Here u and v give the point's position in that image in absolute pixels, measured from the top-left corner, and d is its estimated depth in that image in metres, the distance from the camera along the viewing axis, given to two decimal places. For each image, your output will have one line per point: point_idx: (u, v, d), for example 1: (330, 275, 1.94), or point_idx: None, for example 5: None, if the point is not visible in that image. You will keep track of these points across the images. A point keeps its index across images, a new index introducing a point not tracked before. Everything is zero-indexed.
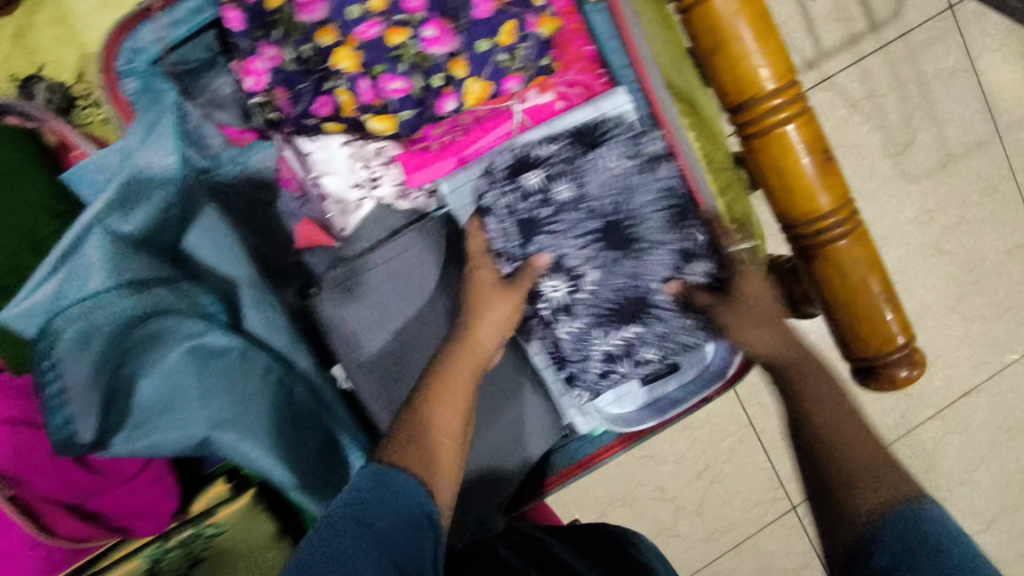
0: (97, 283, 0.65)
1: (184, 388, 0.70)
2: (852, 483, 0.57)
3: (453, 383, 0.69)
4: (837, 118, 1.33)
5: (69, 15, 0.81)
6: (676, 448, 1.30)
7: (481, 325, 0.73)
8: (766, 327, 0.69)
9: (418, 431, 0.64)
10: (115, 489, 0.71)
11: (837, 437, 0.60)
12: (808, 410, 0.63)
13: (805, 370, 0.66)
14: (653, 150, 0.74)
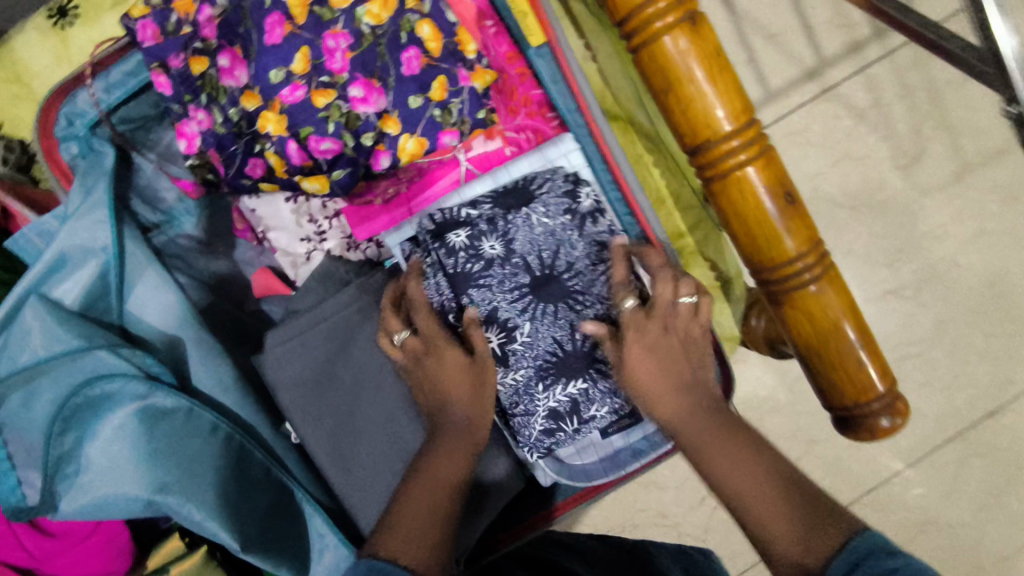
0: (34, 350, 0.63)
1: (131, 455, 0.64)
2: (778, 528, 0.53)
3: (441, 466, 0.63)
4: (842, 130, 1.12)
5: (25, 74, 0.82)
6: (677, 474, 1.13)
7: (455, 396, 0.66)
8: (665, 392, 0.63)
9: (409, 513, 0.59)
10: (68, 551, 0.68)
11: (752, 481, 0.56)
12: (718, 467, 0.58)
13: (707, 419, 0.61)
14: (583, 204, 0.72)
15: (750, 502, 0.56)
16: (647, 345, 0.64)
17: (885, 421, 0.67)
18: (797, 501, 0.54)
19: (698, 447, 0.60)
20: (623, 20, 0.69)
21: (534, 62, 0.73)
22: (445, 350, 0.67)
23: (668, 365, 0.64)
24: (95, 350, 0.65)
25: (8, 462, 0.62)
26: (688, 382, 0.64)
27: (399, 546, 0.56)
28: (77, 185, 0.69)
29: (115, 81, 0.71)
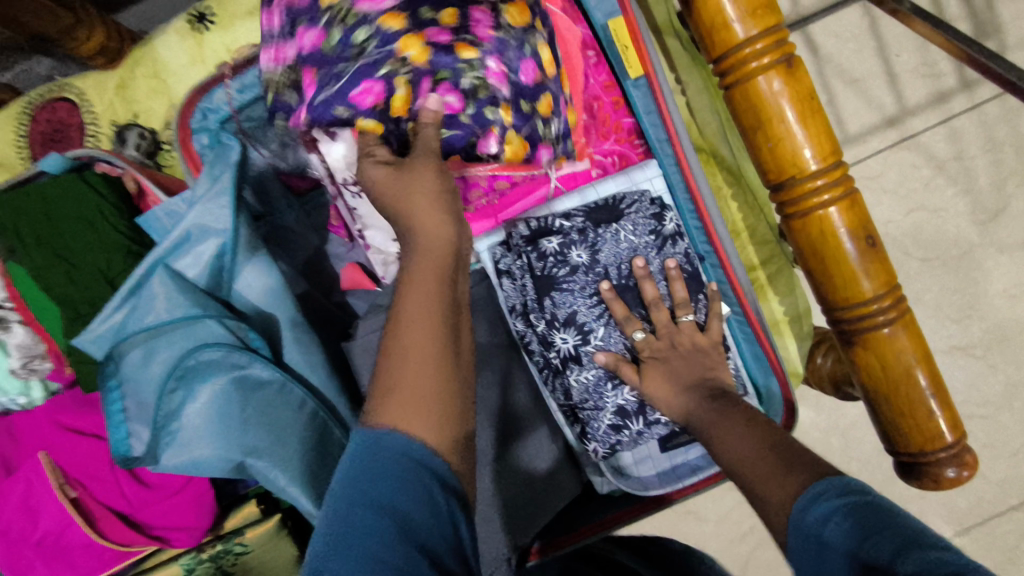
0: (150, 318, 0.69)
1: (225, 417, 0.70)
2: (760, 487, 0.52)
3: (418, 314, 0.50)
4: (921, 179, 1.11)
5: (161, 71, 0.90)
6: (719, 508, 1.13)
7: (412, 212, 0.53)
8: (672, 391, 0.67)
9: (414, 380, 0.48)
10: (158, 503, 0.73)
11: (744, 454, 0.56)
12: (723, 450, 0.58)
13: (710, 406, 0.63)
14: (668, 227, 0.76)
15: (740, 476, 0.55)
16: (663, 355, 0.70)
17: (952, 471, 0.67)
18: (783, 460, 0.52)
19: (704, 432, 0.62)
20: (719, 58, 0.72)
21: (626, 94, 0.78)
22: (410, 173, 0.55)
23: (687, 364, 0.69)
24: (205, 318, 0.70)
25: (121, 415, 0.69)
26: (694, 382, 0.67)
27: (405, 420, 0.47)
28: (204, 174, 0.75)
29: (247, 83, 0.79)
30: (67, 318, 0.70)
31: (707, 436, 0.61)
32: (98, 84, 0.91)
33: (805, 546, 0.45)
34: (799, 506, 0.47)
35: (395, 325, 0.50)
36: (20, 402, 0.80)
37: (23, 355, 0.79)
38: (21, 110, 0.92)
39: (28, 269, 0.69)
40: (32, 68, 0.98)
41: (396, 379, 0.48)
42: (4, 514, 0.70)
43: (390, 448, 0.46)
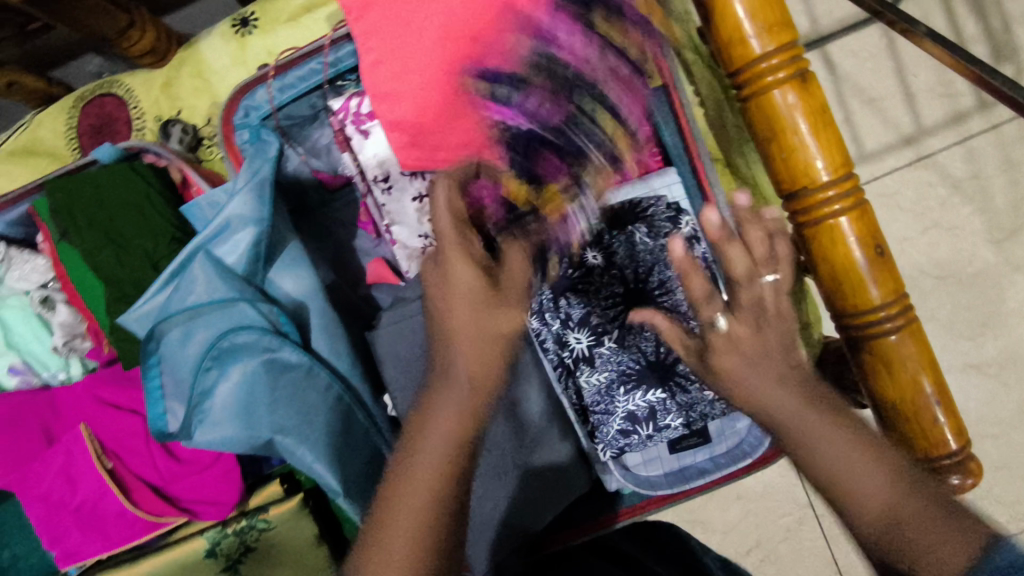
0: (191, 299, 0.74)
1: (256, 397, 0.74)
2: (896, 536, 0.42)
3: (426, 463, 0.46)
4: (937, 198, 1.13)
5: (206, 71, 0.96)
6: (727, 518, 1.10)
7: (461, 340, 0.49)
8: (768, 384, 0.49)
9: (406, 536, 0.44)
10: (192, 476, 0.78)
11: (860, 484, 0.44)
12: (822, 471, 0.46)
13: (812, 422, 0.47)
14: (684, 230, 0.79)
15: (856, 513, 0.44)
16: (747, 350, 0.50)
17: (957, 478, 0.68)
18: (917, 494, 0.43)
19: (809, 453, 0.47)
20: (736, 72, 0.76)
21: (649, 109, 0.81)
22: (464, 277, 0.51)
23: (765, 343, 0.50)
24: (239, 301, 0.74)
25: (159, 391, 0.74)
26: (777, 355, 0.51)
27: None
28: (244, 169, 0.79)
29: (289, 83, 0.80)
30: (113, 297, 0.75)
31: (806, 460, 0.47)
32: (146, 81, 0.97)
33: None
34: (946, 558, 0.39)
35: (405, 471, 0.46)
36: (60, 377, 0.85)
37: (65, 334, 0.83)
38: (72, 104, 0.98)
39: (80, 251, 0.74)
40: (82, 66, 1.01)
41: (394, 527, 0.45)
42: (46, 480, 0.75)
43: None
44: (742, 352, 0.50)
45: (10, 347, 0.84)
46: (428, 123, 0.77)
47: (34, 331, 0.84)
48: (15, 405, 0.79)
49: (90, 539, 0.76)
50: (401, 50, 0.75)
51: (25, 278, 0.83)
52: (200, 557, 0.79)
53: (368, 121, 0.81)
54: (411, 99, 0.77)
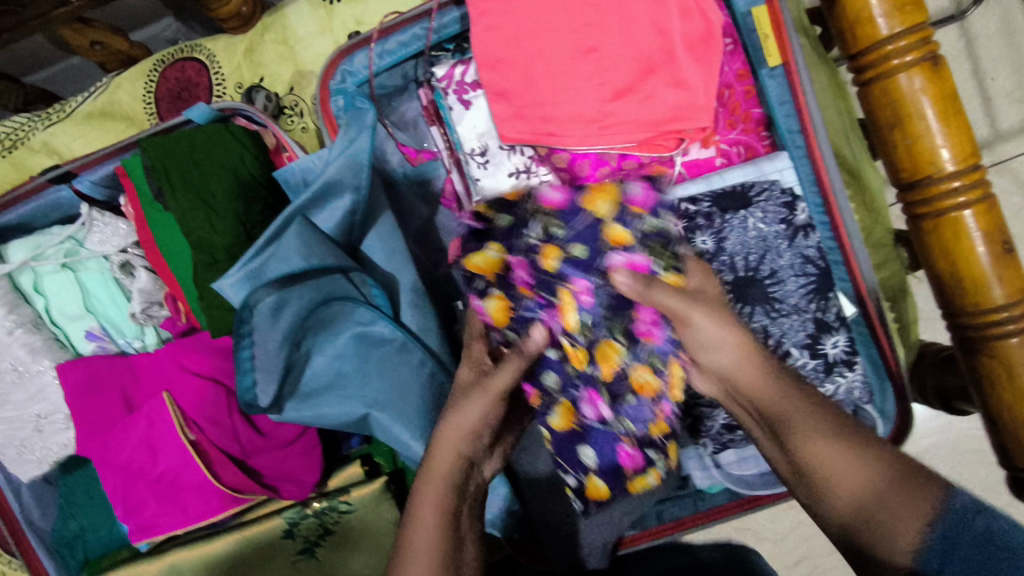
0: (293, 265, 0.69)
1: (349, 371, 0.74)
2: (857, 510, 0.45)
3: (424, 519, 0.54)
4: (1015, 208, 1.01)
5: (291, 38, 0.92)
6: (780, 528, 1.04)
7: (459, 415, 0.59)
8: (733, 330, 0.54)
9: None
10: (272, 451, 0.75)
11: (846, 472, 0.46)
12: (797, 445, 0.49)
13: (795, 409, 0.50)
14: (800, 217, 0.74)
15: (840, 505, 0.46)
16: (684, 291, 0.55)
17: None
18: (873, 470, 0.45)
19: (778, 423, 0.50)
20: (857, 54, 0.65)
21: (768, 158, 0.78)
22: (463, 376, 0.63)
23: (716, 302, 0.56)
24: (334, 272, 0.73)
25: (250, 362, 0.69)
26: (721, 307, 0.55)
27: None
28: (340, 135, 0.75)
29: (390, 49, 0.77)
30: (204, 262, 0.72)
31: (776, 429, 0.51)
32: (229, 47, 0.94)
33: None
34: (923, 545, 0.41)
35: (413, 519, 0.55)
36: (136, 346, 0.83)
37: (143, 300, 0.80)
38: (152, 68, 0.95)
39: (173, 210, 0.71)
40: (159, 31, 1.00)
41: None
42: (127, 449, 0.73)
43: None
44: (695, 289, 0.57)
45: (87, 311, 0.81)
46: (536, 91, 0.73)
47: (112, 296, 0.82)
48: (93, 370, 0.76)
49: (167, 510, 0.73)
50: (513, 11, 0.71)
51: (104, 242, 0.80)
52: (277, 537, 0.76)
53: (472, 91, 0.78)
54: (520, 65, 0.72)
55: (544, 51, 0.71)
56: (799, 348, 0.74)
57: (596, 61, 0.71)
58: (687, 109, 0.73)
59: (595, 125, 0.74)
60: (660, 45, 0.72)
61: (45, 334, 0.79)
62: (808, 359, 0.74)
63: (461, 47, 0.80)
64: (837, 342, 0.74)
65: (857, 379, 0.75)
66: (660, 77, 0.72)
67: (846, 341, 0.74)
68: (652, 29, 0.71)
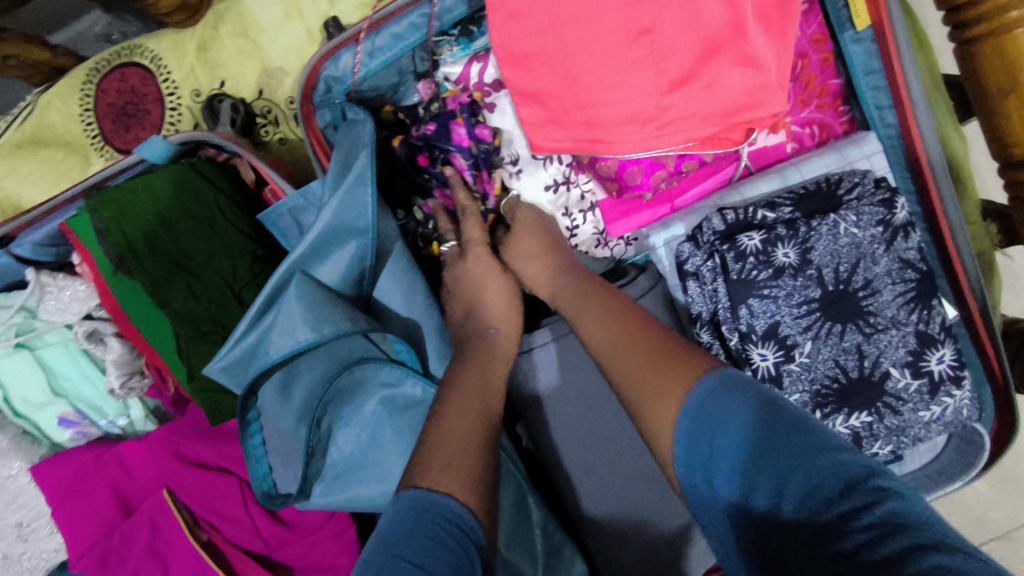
0: (298, 338, 0.55)
1: (379, 443, 0.61)
2: (621, 380, 0.51)
3: (467, 401, 0.53)
4: None
5: (251, 28, 0.75)
6: None
7: (492, 309, 0.64)
8: (543, 252, 0.66)
9: (442, 434, 0.50)
10: (299, 542, 0.64)
11: (611, 348, 0.54)
12: (588, 337, 0.57)
13: (583, 312, 0.58)
14: (900, 215, 0.62)
15: (610, 370, 0.53)
16: (547, 237, 0.67)
17: None
18: (640, 337, 0.53)
19: (576, 320, 0.59)
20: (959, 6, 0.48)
21: (851, 143, 0.65)
22: (489, 272, 0.66)
23: (537, 230, 0.68)
24: (351, 335, 0.59)
25: (262, 447, 0.60)
26: (565, 256, 0.66)
27: (449, 484, 0.46)
28: (335, 159, 0.61)
29: (382, 45, 0.63)
30: (193, 335, 0.59)
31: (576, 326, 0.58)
32: (177, 45, 0.77)
33: (690, 440, 0.44)
34: (691, 389, 0.45)
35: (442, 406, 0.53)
36: (121, 424, 0.71)
37: (120, 373, 0.66)
38: (84, 80, 0.79)
39: (142, 282, 0.58)
40: (87, 27, 0.84)
41: (445, 424, 0.51)
42: (129, 563, 0.62)
43: (435, 510, 0.45)
44: (534, 228, 0.68)
45: (56, 396, 0.68)
46: (579, 90, 0.59)
47: (83, 373, 0.69)
48: (74, 470, 0.65)
49: None
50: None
51: (62, 310, 0.66)
52: None
53: (494, 92, 0.66)
54: (554, 57, 0.58)
55: (586, 39, 0.57)
56: (899, 367, 0.63)
57: (651, 46, 0.57)
58: (759, 94, 0.58)
59: (650, 125, 0.60)
60: (727, 19, 0.56)
61: (10, 430, 0.68)
62: (909, 379, 0.63)
63: (466, 30, 0.64)
64: (944, 357, 0.63)
65: (965, 396, 0.64)
66: (728, 56, 0.57)
67: (954, 355, 0.63)
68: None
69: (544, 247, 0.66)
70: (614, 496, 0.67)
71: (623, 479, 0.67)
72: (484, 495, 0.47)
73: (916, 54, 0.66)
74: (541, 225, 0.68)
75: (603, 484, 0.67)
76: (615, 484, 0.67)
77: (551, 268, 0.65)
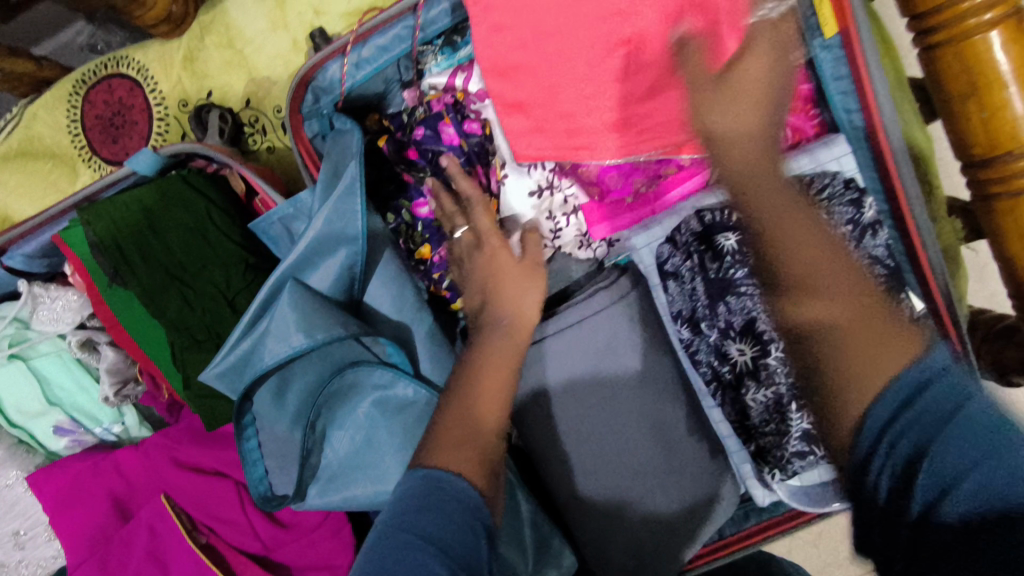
0: (290, 344, 0.57)
1: (372, 444, 0.62)
2: (814, 300, 0.41)
3: (477, 401, 0.51)
4: None
5: (238, 39, 0.76)
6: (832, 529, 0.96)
7: (504, 297, 0.60)
8: (754, 122, 0.45)
9: (445, 430, 0.49)
10: (295, 542, 0.65)
11: (812, 257, 0.42)
12: (780, 237, 0.43)
13: (793, 222, 0.43)
14: (866, 215, 0.68)
15: (794, 278, 0.42)
16: (763, 87, 0.46)
17: None
18: (857, 268, 0.42)
19: (763, 211, 0.44)
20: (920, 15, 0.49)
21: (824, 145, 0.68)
22: (501, 262, 0.62)
23: (761, 97, 0.45)
24: (343, 339, 0.61)
25: (258, 450, 0.62)
26: (775, 124, 0.45)
27: (452, 460, 0.47)
28: (326, 169, 0.63)
29: (369, 56, 0.65)
30: (187, 343, 0.60)
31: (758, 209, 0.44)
32: (163, 56, 0.78)
33: (886, 408, 0.39)
34: (929, 361, 0.39)
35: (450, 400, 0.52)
36: (116, 431, 0.72)
37: (114, 381, 0.67)
38: (71, 91, 0.80)
39: (136, 291, 0.59)
40: (72, 38, 0.85)
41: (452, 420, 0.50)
42: (129, 568, 0.64)
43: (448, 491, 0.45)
44: (749, 77, 0.46)
45: (51, 405, 0.69)
46: (561, 103, 0.62)
47: (77, 382, 0.70)
48: (72, 477, 0.67)
49: None
50: (528, 6, 0.60)
51: (55, 320, 0.67)
52: None
53: (478, 101, 0.68)
54: (541, 72, 0.61)
55: (569, 52, 0.60)
56: None
57: (629, 57, 0.59)
58: None
59: (631, 132, 0.62)
60: None
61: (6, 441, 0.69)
62: None
63: (450, 40, 0.67)
64: None
65: None
66: None
67: None
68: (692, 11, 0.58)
69: (764, 115, 0.45)
70: (600, 490, 0.68)
71: (609, 473, 0.69)
72: (488, 472, 0.48)
73: (881, 59, 0.68)
74: (762, 82, 0.45)
75: (589, 477, 0.69)
76: (602, 479, 0.68)
77: (760, 141, 0.45)
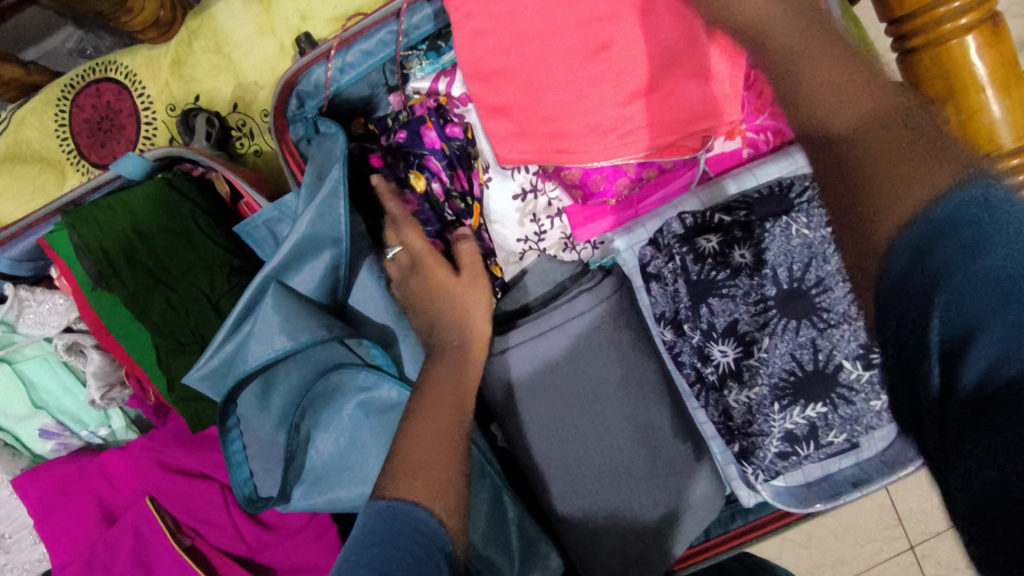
0: (275, 346, 0.57)
1: (356, 445, 0.63)
2: (847, 146, 0.43)
3: (436, 423, 0.53)
4: None
5: (225, 44, 0.76)
6: (818, 527, 0.97)
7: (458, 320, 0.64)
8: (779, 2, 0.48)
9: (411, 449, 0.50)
10: (281, 544, 0.65)
11: (847, 105, 0.44)
12: (813, 94, 0.45)
13: (824, 73, 0.45)
14: None
15: (830, 127, 0.45)
16: None
17: None
18: (901, 115, 0.43)
19: (799, 71, 0.46)
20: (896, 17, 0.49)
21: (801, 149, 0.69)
22: (442, 282, 0.66)
23: None
24: (328, 342, 0.61)
25: (242, 452, 0.61)
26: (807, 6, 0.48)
27: (415, 485, 0.47)
28: (309, 172, 0.63)
29: (353, 61, 0.65)
30: (172, 346, 0.61)
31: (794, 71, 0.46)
32: (151, 61, 0.78)
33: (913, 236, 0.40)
34: (959, 192, 0.39)
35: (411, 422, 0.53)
36: (102, 434, 0.72)
37: (100, 384, 0.67)
38: (59, 96, 0.81)
39: (120, 295, 0.60)
40: (60, 43, 0.86)
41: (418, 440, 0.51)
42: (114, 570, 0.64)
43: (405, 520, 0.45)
44: None
45: (36, 408, 0.69)
46: (543, 105, 0.62)
47: (63, 385, 0.70)
48: (57, 480, 0.67)
49: None
50: (508, 9, 0.60)
51: (41, 323, 0.67)
52: None
53: (461, 105, 0.68)
54: (522, 76, 0.61)
55: (549, 56, 0.60)
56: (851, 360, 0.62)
57: (608, 62, 0.60)
58: (713, 103, 0.63)
59: (613, 134, 0.62)
60: (680, 35, 0.59)
61: None
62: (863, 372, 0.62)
63: (435, 45, 0.68)
64: None
65: None
66: (681, 71, 0.60)
67: None
68: (671, 14, 0.58)
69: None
70: (584, 490, 0.69)
71: (593, 473, 0.69)
72: (457, 478, 0.49)
73: None
74: None
75: (574, 477, 0.69)
76: (586, 478, 0.69)
77: (793, 16, 0.48)
